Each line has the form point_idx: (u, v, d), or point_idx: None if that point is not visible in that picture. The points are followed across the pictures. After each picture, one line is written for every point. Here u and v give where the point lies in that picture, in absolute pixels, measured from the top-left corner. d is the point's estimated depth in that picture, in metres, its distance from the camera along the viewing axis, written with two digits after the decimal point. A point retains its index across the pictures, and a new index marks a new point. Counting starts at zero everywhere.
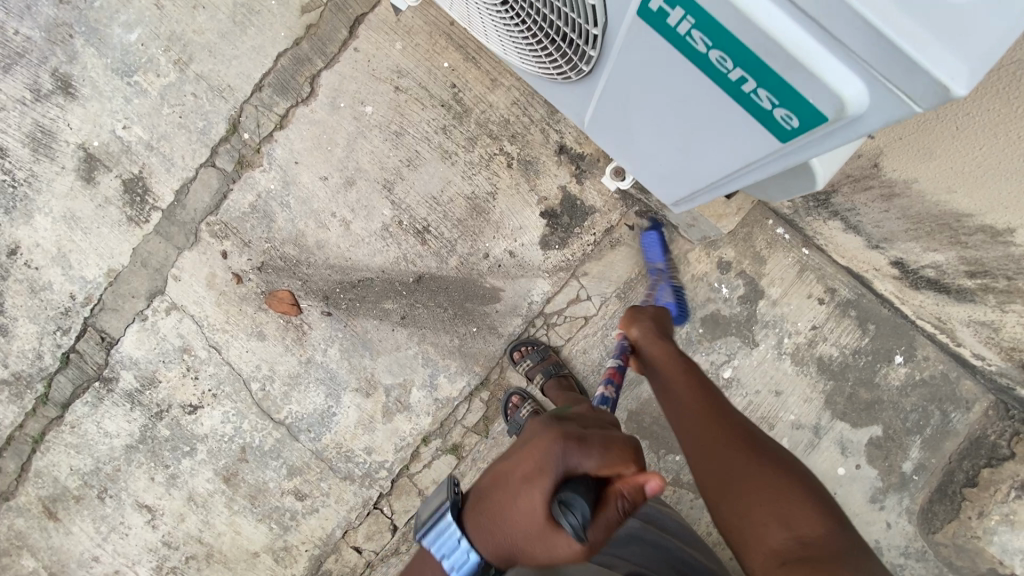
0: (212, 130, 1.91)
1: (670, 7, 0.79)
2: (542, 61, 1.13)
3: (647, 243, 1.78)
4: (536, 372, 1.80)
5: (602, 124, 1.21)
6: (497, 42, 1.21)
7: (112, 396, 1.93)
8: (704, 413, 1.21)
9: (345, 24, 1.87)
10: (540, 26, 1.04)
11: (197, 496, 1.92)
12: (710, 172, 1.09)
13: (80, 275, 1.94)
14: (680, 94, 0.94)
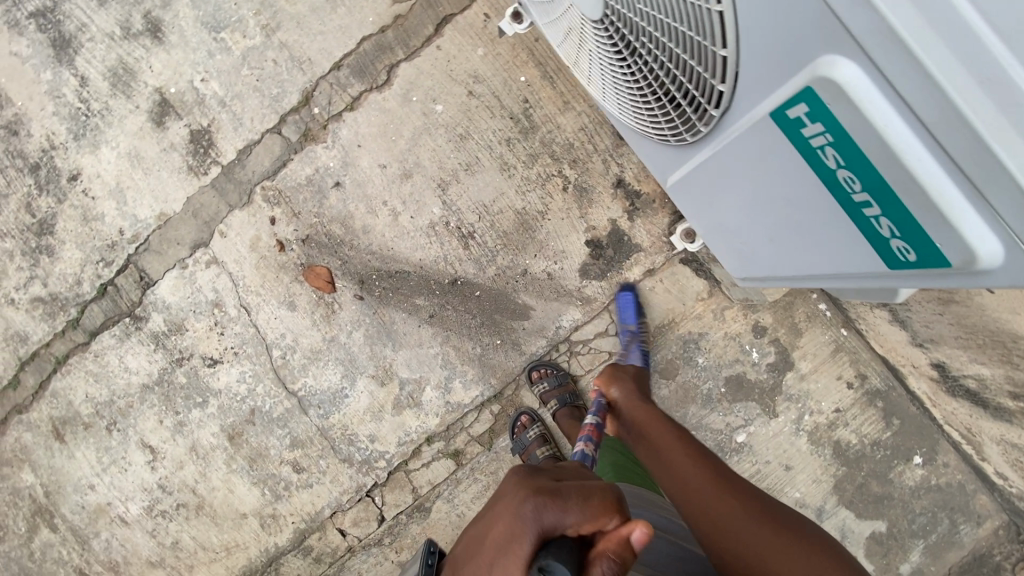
0: (285, 98, 1.95)
1: (811, 120, 0.82)
2: (645, 112, 1.16)
3: (623, 304, 1.80)
4: (549, 398, 1.79)
5: (694, 190, 1.26)
6: (599, 79, 1.22)
7: (139, 334, 1.98)
8: (670, 446, 1.23)
9: (432, 21, 1.90)
10: (656, 86, 1.06)
11: (200, 447, 1.95)
12: (798, 267, 1.13)
13: (132, 213, 2.00)
14: (791, 196, 0.98)
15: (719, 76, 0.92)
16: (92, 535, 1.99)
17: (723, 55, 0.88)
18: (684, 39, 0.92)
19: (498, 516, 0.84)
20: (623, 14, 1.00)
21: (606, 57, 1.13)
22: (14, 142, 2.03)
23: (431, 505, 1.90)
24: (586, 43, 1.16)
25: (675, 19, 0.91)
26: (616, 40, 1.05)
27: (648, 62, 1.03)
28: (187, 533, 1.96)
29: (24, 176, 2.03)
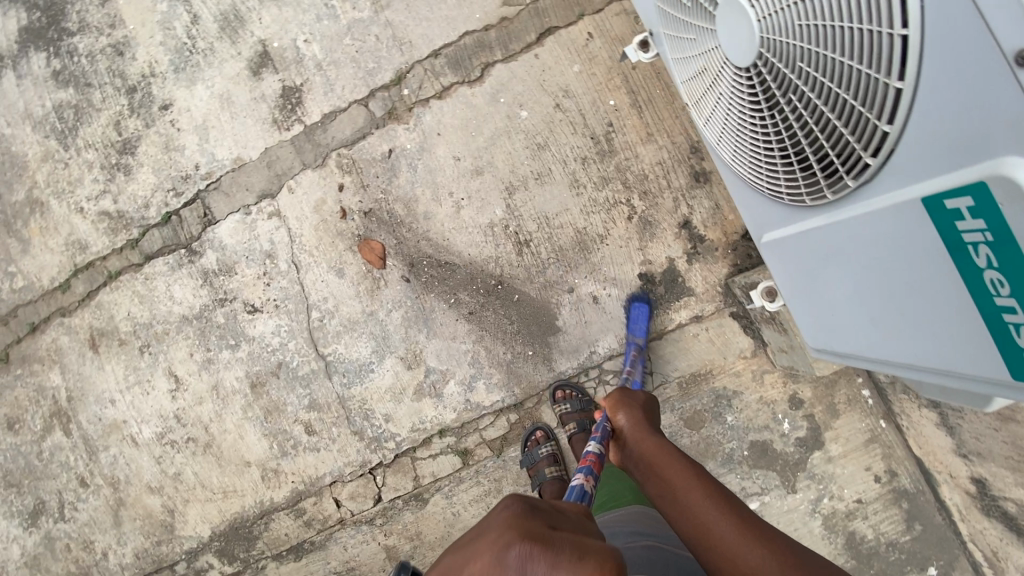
0: (379, 74, 2.00)
1: (972, 216, 0.75)
2: (761, 166, 1.13)
3: (634, 316, 1.80)
4: (569, 420, 1.80)
5: (785, 255, 1.20)
6: (718, 123, 1.21)
7: (191, 267, 2.04)
8: (681, 478, 1.16)
9: (536, 29, 1.93)
10: (788, 143, 1.02)
11: (221, 388, 2.00)
12: (882, 354, 1.04)
13: (211, 152, 2.07)
14: (910, 281, 0.90)
15: (870, 149, 0.87)
16: (101, 448, 2.04)
17: (884, 131, 0.83)
18: (841, 105, 0.89)
19: (473, 555, 0.73)
20: (775, 68, 0.96)
21: (740, 106, 1.11)
22: (118, 62, 2.13)
23: (429, 497, 1.90)
24: (719, 89, 1.14)
25: (838, 84, 0.87)
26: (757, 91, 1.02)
27: (789, 119, 0.99)
28: (190, 468, 1.99)
29: (120, 95, 2.12)
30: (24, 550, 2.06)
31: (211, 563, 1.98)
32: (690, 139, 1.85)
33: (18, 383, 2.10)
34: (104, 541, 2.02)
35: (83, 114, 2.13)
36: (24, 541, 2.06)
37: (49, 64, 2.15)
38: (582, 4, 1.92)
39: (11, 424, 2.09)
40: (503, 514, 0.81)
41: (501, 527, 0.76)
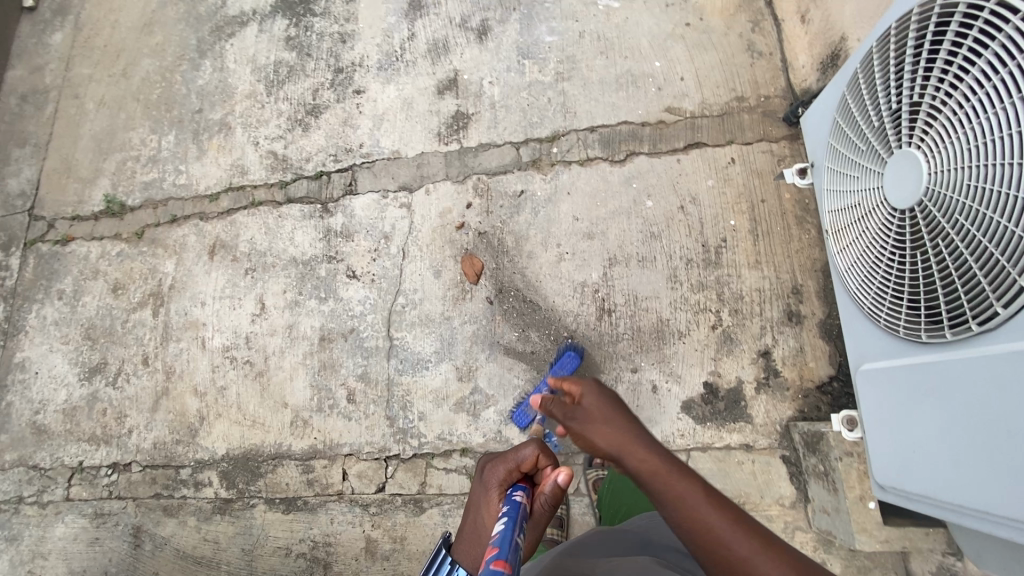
0: (538, 128, 2.26)
1: None
2: (888, 296, 1.25)
3: (564, 361, 1.94)
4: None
5: (883, 382, 1.29)
6: (854, 251, 1.35)
7: (318, 221, 2.30)
8: (666, 484, 1.12)
9: (687, 139, 2.14)
10: (918, 280, 1.15)
11: (294, 330, 2.17)
12: (962, 495, 1.07)
13: (377, 138, 2.38)
14: (1009, 421, 0.96)
15: (1002, 298, 0.98)
16: (174, 338, 2.25)
17: (1022, 284, 0.95)
18: (987, 257, 1.00)
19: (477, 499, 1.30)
20: (932, 214, 1.08)
21: (884, 242, 1.23)
22: (338, 46, 2.55)
23: (427, 507, 1.92)
24: (867, 223, 1.28)
25: (988, 238, 0.99)
26: (905, 229, 1.15)
27: (929, 260, 1.11)
28: (235, 388, 2.14)
29: (328, 72, 2.52)
30: (69, 397, 2.25)
31: (211, 481, 2.06)
32: (794, 280, 1.93)
33: (138, 258, 2.39)
34: (135, 420, 2.18)
35: (294, 75, 2.54)
36: (73, 390, 2.25)
37: (287, 31, 2.61)
38: (734, 133, 2.12)
39: (116, 289, 2.36)
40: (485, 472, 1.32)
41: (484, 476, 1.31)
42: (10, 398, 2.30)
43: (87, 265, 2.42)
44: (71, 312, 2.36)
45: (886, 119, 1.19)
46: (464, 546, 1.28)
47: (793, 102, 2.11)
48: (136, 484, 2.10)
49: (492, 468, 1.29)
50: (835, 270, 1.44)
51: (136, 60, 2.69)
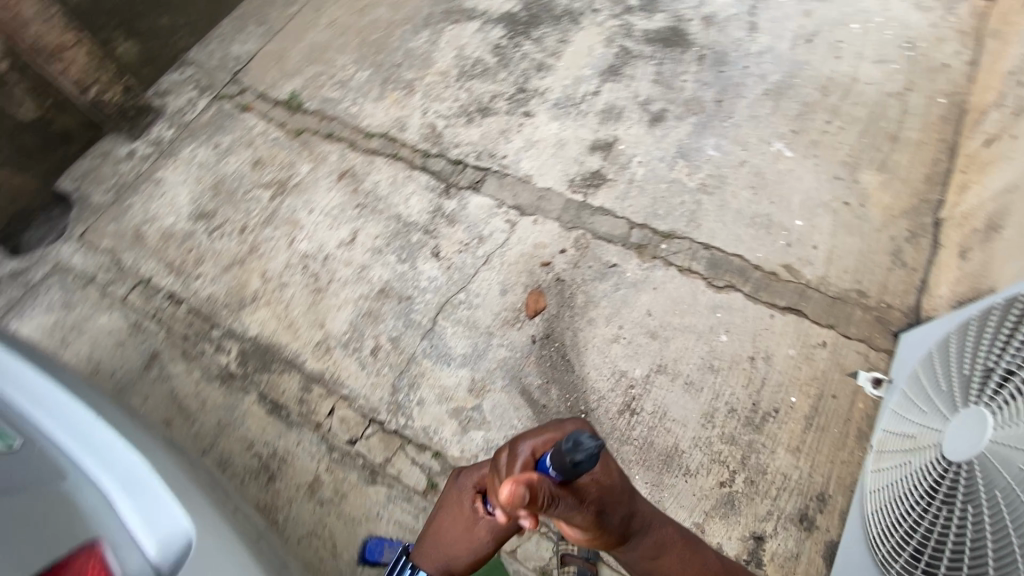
0: (659, 221, 2.29)
1: None
2: (903, 534, 1.24)
3: None
4: (569, 561, 1.76)
5: None
6: (890, 478, 1.33)
7: (434, 196, 2.49)
8: (674, 556, 1.18)
9: (790, 301, 2.10)
10: (936, 535, 1.14)
11: (365, 271, 2.35)
12: None
13: (518, 156, 2.53)
14: None
15: None
16: (273, 224, 2.51)
17: None
18: (1005, 542, 0.98)
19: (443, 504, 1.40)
20: (974, 480, 1.07)
21: (920, 484, 1.21)
22: (531, 70, 2.79)
23: (378, 482, 1.95)
24: (912, 459, 1.26)
25: (1015, 527, 0.97)
26: (939, 485, 1.15)
27: (954, 520, 1.10)
28: (293, 290, 2.34)
29: (512, 85, 2.75)
30: (173, 224, 2.57)
31: (229, 352, 2.24)
32: (825, 487, 1.81)
33: (285, 149, 2.71)
34: (207, 270, 2.44)
35: (483, 74, 2.80)
36: (179, 221, 2.57)
37: (499, 39, 2.91)
38: (837, 319, 2.06)
39: (256, 163, 2.69)
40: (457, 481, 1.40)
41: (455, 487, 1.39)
42: (134, 201, 2.67)
43: (248, 135, 2.79)
44: (215, 162, 2.72)
45: (977, 372, 1.16)
46: (424, 550, 1.37)
47: (913, 324, 2.02)
48: (177, 319, 2.34)
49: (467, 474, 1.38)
50: (864, 488, 1.44)
51: (375, 5, 3.12)
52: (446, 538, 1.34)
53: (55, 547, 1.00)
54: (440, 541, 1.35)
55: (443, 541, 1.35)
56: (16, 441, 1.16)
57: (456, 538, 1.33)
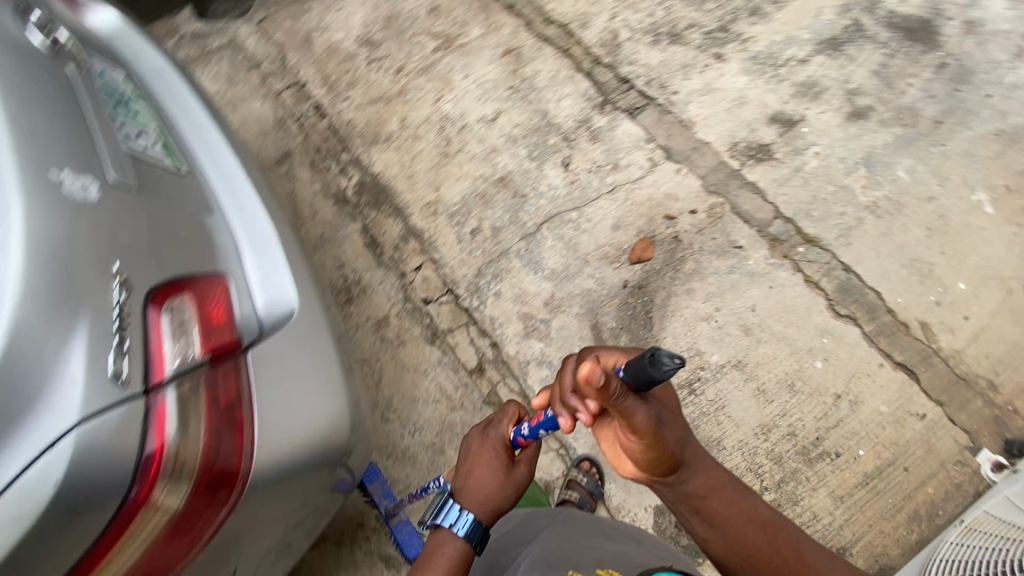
0: (808, 223, 2.07)
1: None
2: None
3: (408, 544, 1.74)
4: (573, 488, 1.81)
5: None
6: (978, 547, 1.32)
7: (588, 109, 2.31)
8: (722, 498, 1.17)
9: (911, 360, 1.88)
10: None
11: (493, 152, 2.28)
12: None
13: (691, 97, 2.29)
14: None
15: None
16: (427, 75, 2.48)
17: None
18: None
19: (470, 459, 1.30)
20: None
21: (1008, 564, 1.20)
22: (743, 10, 2.46)
23: (435, 345, 2.06)
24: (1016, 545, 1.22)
25: None
26: None
27: None
28: (423, 144, 2.33)
29: (715, 19, 2.46)
30: (340, 42, 2.63)
31: (350, 177, 2.34)
32: (851, 544, 1.73)
33: (463, 6, 2.63)
34: (357, 96, 2.50)
35: None
36: (346, 40, 2.62)
37: None
38: (952, 398, 1.84)
39: (431, 10, 2.64)
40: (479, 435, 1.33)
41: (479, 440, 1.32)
42: (314, 6, 2.73)
43: None
44: None
45: None
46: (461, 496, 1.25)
47: None
48: (316, 130, 2.46)
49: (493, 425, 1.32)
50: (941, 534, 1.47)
51: None
52: (483, 483, 1.25)
53: (193, 263, 1.10)
54: (477, 490, 1.25)
55: (481, 489, 1.25)
56: (183, 167, 1.26)
57: (493, 482, 1.25)
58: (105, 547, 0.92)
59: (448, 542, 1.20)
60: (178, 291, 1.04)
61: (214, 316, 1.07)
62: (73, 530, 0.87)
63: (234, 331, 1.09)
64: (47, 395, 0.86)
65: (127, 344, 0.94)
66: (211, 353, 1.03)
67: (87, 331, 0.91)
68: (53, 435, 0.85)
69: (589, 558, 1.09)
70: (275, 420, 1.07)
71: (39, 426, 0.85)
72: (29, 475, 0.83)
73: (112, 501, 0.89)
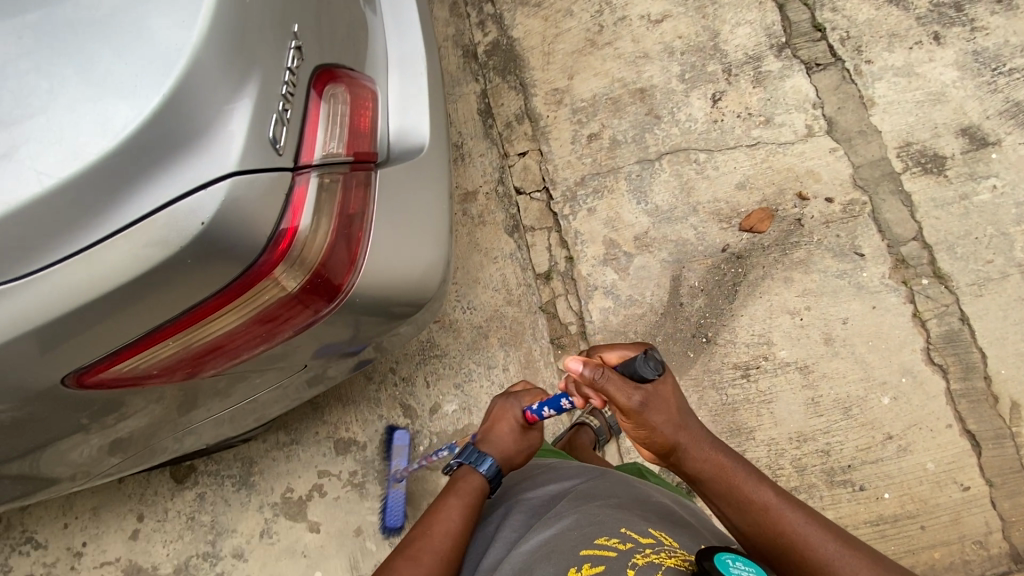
0: (947, 257, 1.85)
1: None
2: None
3: (398, 513, 1.80)
4: (595, 416, 1.83)
5: None
6: None
7: (764, 45, 2.03)
8: (723, 484, 1.09)
9: (981, 433, 1.77)
10: None
11: (643, 59, 2.05)
12: None
13: (884, 73, 1.98)
14: None
15: None
16: None
17: None
18: None
19: (492, 417, 1.33)
20: None
21: None
22: None
23: (512, 236, 1.99)
24: None
25: None
26: None
27: None
28: (572, 25, 2.11)
29: None
30: None
31: (486, 33, 2.15)
32: None
33: None
34: None
35: None
36: None
37: None
38: (1004, 483, 1.75)
39: None
40: (501, 397, 1.36)
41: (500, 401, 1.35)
42: None
43: None
44: None
45: None
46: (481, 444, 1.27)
47: None
48: None
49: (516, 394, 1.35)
50: None
51: None
52: (499, 438, 1.28)
53: (349, 58, 1.04)
54: (494, 441, 1.27)
55: (499, 441, 1.27)
56: None
57: (508, 440, 1.28)
58: (219, 302, 0.92)
59: (468, 474, 1.21)
60: (334, 83, 0.99)
61: (361, 120, 1.02)
62: (206, 272, 0.86)
63: (373, 143, 1.03)
64: (214, 129, 0.82)
65: (288, 115, 0.90)
66: (353, 155, 0.99)
67: (260, 85, 0.86)
68: (209, 176, 0.81)
69: (636, 515, 1.09)
70: (387, 249, 1.05)
71: (198, 162, 0.81)
72: (181, 204, 0.81)
73: (242, 263, 0.87)
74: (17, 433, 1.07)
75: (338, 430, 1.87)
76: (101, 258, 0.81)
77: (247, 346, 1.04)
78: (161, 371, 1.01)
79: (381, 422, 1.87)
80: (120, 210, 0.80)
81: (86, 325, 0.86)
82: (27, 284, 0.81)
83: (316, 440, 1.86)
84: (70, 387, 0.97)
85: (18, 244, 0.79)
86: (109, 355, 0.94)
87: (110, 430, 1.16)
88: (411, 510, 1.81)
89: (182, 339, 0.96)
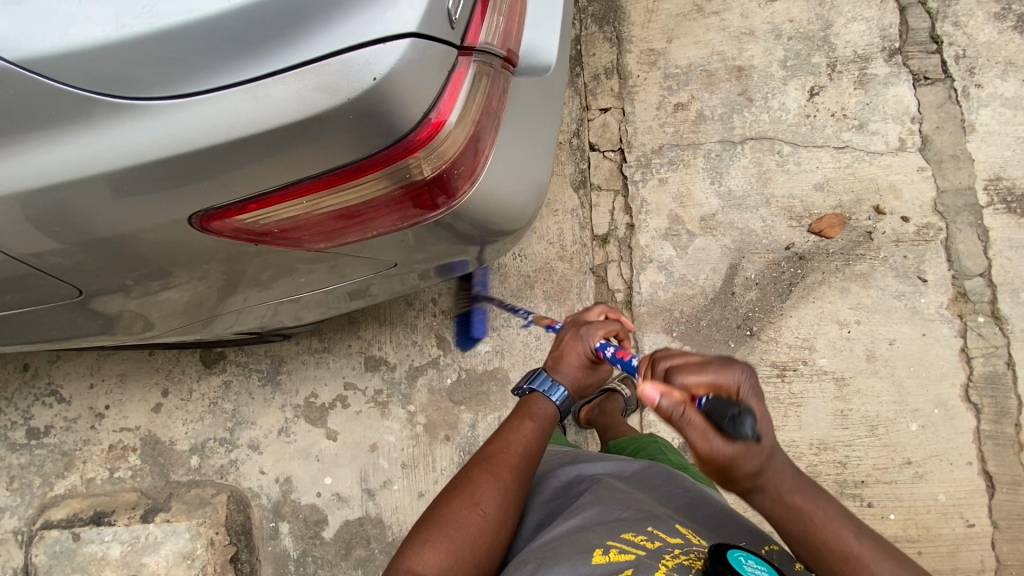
0: (1008, 299, 1.82)
1: None
2: None
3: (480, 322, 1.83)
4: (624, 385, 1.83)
5: None
6: None
7: (875, 47, 1.94)
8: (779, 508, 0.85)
9: (997, 474, 1.78)
10: None
11: (748, 37, 1.96)
12: None
13: (991, 100, 1.90)
14: None
15: None
16: None
17: None
18: None
19: (562, 348, 1.17)
20: None
21: None
22: None
23: (577, 192, 1.95)
24: None
25: None
26: None
27: None
28: None
29: None
30: None
31: None
32: None
33: None
34: None
35: None
36: None
37: None
38: (1009, 528, 1.76)
39: None
40: (569, 327, 1.19)
41: (570, 329, 1.18)
42: None
43: None
44: None
45: None
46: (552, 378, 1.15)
47: None
48: None
49: (587, 325, 1.16)
50: None
51: None
52: (568, 374, 1.14)
53: None
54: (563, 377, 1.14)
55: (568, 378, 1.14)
56: None
57: (577, 377, 1.14)
58: (356, 171, 0.89)
59: (540, 400, 1.15)
60: None
61: (516, 18, 0.98)
62: (358, 134, 0.83)
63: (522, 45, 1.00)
64: None
65: None
66: (505, 52, 0.95)
67: None
68: (387, 30, 0.79)
69: (659, 511, 1.09)
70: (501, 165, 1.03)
71: (384, 12, 0.79)
72: (359, 54, 0.79)
73: (393, 133, 0.84)
74: (73, 275, 1.06)
75: (370, 347, 1.88)
76: (267, 92, 0.80)
77: (363, 226, 1.01)
78: (276, 232, 0.98)
79: (414, 348, 1.88)
80: (300, 48, 0.79)
81: (231, 160, 0.84)
82: (190, 104, 0.81)
83: (347, 352, 1.87)
84: (193, 227, 0.95)
85: (193, 59, 0.80)
86: (243, 201, 0.91)
87: (152, 296, 1.14)
88: (428, 438, 1.83)
89: (316, 200, 0.93)
